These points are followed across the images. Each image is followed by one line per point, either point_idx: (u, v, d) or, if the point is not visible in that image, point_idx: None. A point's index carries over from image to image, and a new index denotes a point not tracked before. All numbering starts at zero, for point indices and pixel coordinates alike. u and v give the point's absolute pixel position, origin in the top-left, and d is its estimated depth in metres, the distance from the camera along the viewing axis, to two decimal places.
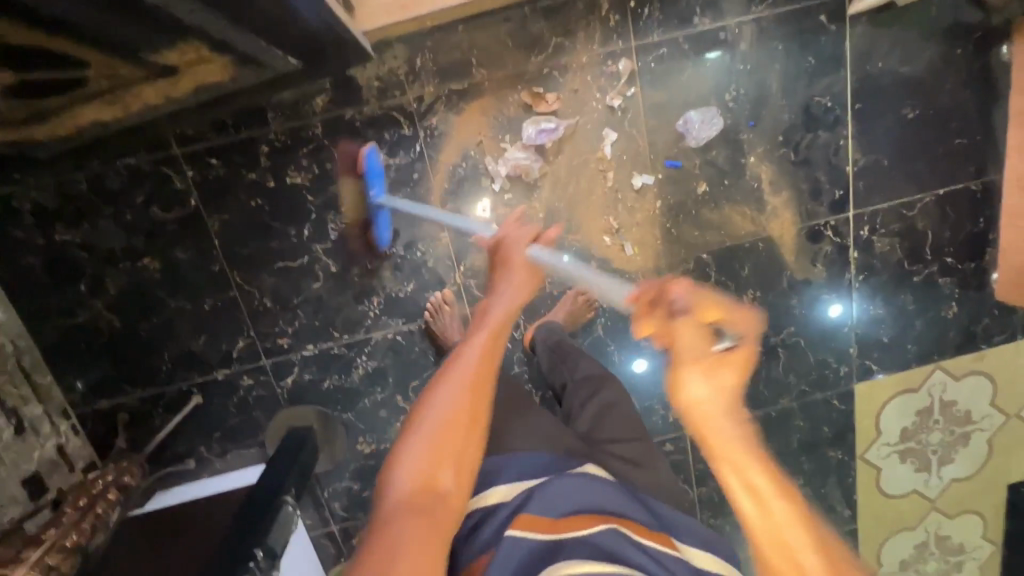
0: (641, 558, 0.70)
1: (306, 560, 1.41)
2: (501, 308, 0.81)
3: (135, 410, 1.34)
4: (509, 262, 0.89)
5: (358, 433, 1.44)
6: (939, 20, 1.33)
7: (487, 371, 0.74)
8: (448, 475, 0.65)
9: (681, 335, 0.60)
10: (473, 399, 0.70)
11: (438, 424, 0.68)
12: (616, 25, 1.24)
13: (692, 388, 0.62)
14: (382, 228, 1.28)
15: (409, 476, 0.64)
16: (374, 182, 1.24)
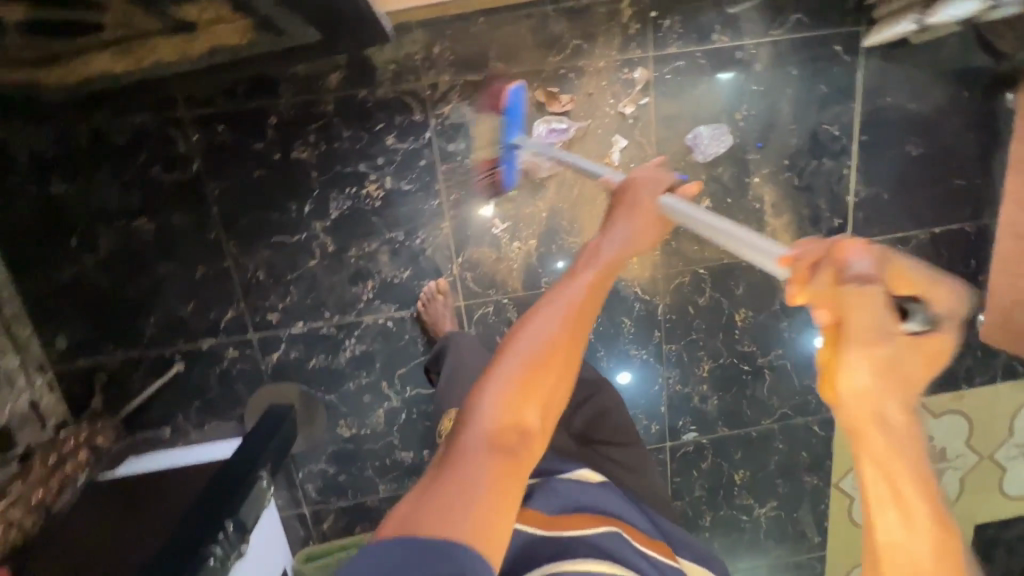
0: (643, 566, 0.74)
1: (273, 541, 1.38)
2: (615, 255, 0.76)
3: (114, 372, 1.32)
4: (634, 204, 0.84)
5: (340, 416, 1.43)
6: (950, 62, 1.36)
7: (589, 315, 0.67)
8: (536, 419, 0.58)
9: (867, 308, 0.46)
10: (570, 342, 0.63)
11: (531, 360, 0.61)
12: (636, 33, 1.25)
13: (861, 382, 0.47)
14: (509, 171, 1.28)
15: (496, 409, 0.57)
16: (512, 121, 1.24)
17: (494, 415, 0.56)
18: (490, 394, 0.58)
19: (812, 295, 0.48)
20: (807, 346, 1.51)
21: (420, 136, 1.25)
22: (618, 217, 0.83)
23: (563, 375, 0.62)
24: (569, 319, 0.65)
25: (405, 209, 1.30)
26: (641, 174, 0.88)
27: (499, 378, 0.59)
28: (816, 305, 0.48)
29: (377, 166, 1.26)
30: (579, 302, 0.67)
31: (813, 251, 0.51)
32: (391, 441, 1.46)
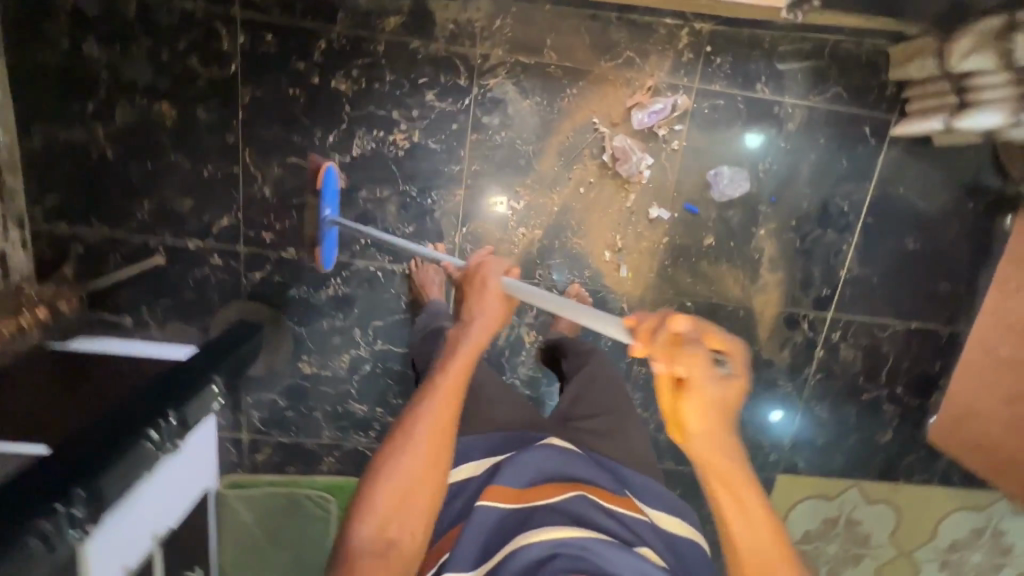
0: (607, 524, 0.78)
1: (206, 458, 1.33)
2: (473, 344, 0.83)
3: (93, 246, 1.29)
4: (484, 289, 0.89)
5: (305, 351, 1.41)
6: (962, 173, 1.43)
7: (450, 415, 0.78)
8: (399, 524, 0.73)
9: (692, 364, 0.61)
10: (429, 451, 0.76)
11: (392, 477, 0.74)
12: (687, 61, 1.29)
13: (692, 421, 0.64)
14: (325, 249, 1.25)
15: (365, 528, 0.72)
16: (327, 201, 1.24)
17: (365, 537, 0.72)
18: (360, 515, 0.73)
19: (656, 351, 0.63)
20: (768, 403, 1.56)
21: (460, 100, 1.27)
22: (471, 302, 0.89)
23: (429, 478, 0.75)
24: (428, 426, 0.76)
25: (425, 166, 1.31)
26: (484, 259, 0.95)
27: (369, 500, 0.73)
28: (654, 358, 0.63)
29: (410, 117, 1.27)
30: (437, 408, 0.77)
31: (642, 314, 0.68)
32: (347, 389, 1.45)
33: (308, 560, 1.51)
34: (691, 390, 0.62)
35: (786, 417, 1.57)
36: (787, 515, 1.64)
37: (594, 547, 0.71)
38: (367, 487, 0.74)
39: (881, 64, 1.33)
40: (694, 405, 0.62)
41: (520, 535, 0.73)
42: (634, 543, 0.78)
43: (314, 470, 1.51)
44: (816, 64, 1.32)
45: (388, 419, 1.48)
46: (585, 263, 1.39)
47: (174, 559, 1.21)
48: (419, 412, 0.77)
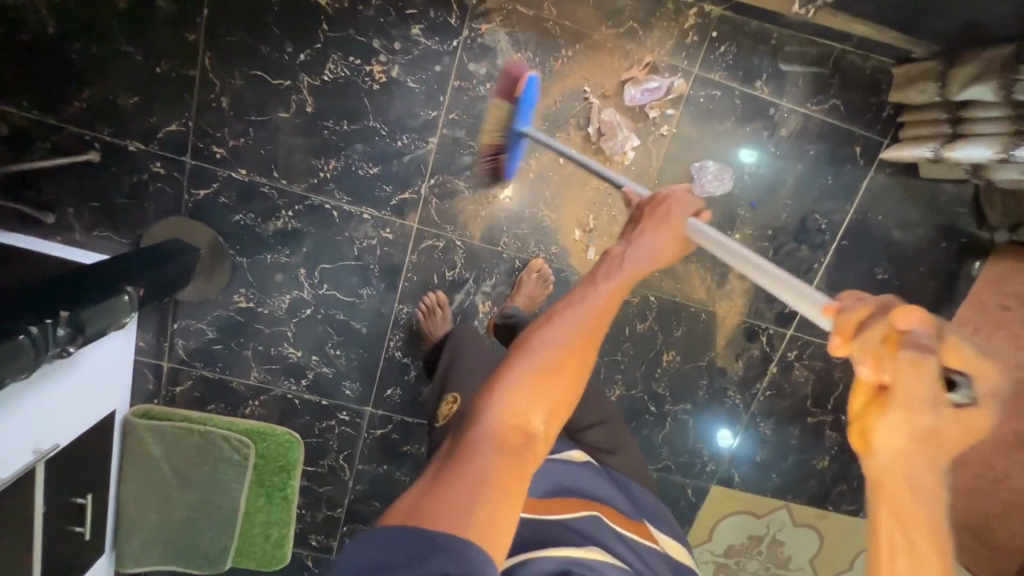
0: (623, 550, 0.68)
1: (118, 383, 1.28)
2: (639, 270, 0.72)
3: (21, 129, 1.17)
4: (657, 220, 0.77)
5: (242, 284, 1.32)
6: (941, 210, 1.42)
7: (601, 330, 0.66)
8: (540, 419, 0.58)
9: (913, 374, 0.44)
10: (581, 354, 0.63)
11: (542, 366, 0.61)
12: (691, 44, 1.23)
13: (887, 439, 0.46)
14: (512, 160, 1.19)
15: (503, 412, 0.57)
16: (523, 109, 1.13)
17: (501, 416, 0.56)
18: (500, 395, 0.58)
19: (859, 350, 0.47)
20: (715, 412, 1.53)
21: (448, 41, 1.19)
22: (645, 228, 0.77)
23: (569, 388, 0.61)
24: (580, 332, 0.64)
25: (399, 105, 1.22)
26: (672, 191, 0.81)
27: (509, 382, 0.59)
28: (858, 360, 0.47)
29: (392, 49, 1.18)
30: (593, 318, 0.66)
31: (868, 307, 0.50)
32: (284, 331, 1.36)
33: (217, 503, 1.42)
34: (898, 402, 0.45)
35: (731, 428, 1.55)
36: (714, 526, 1.63)
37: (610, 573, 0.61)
38: (508, 371, 0.60)
39: (883, 84, 1.30)
40: (897, 426, 0.45)
41: (531, 548, 0.61)
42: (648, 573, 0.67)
43: (237, 411, 1.42)
44: (819, 72, 1.28)
45: (323, 369, 1.40)
46: (554, 238, 1.34)
47: (61, 482, 1.11)
48: (572, 316, 0.65)
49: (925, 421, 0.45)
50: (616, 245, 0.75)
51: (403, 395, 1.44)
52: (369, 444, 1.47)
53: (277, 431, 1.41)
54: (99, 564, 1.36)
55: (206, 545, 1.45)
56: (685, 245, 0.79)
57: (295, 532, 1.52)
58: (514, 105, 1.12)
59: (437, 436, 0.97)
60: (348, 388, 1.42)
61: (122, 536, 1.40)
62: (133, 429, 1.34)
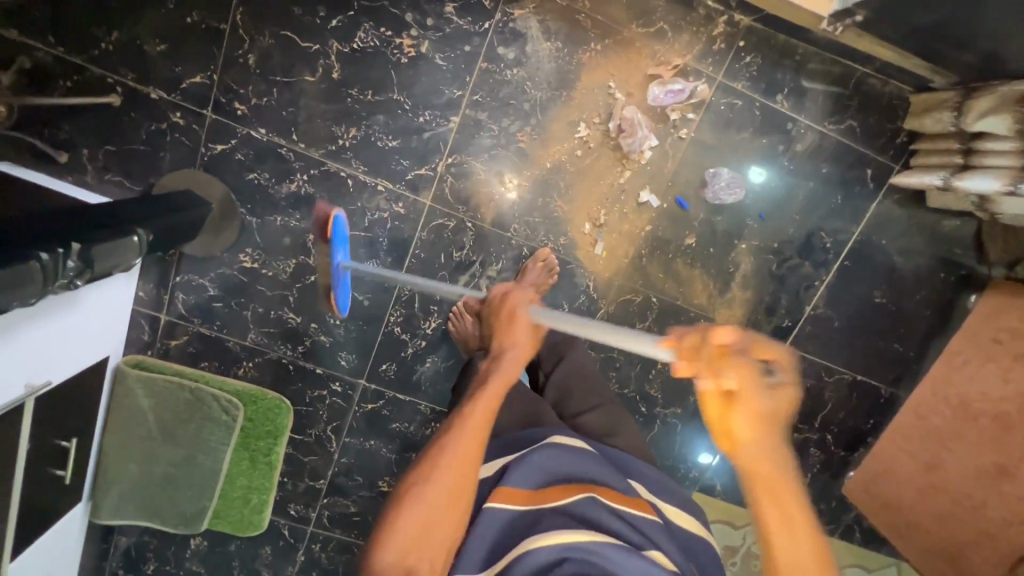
0: (621, 527, 0.68)
1: (112, 333, 1.27)
2: (499, 380, 0.72)
3: (44, 65, 1.16)
4: (512, 327, 0.76)
5: (249, 244, 1.31)
6: (945, 240, 1.44)
7: (476, 446, 0.69)
8: (425, 559, 0.64)
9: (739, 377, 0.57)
10: (457, 483, 0.67)
11: (421, 509, 0.65)
12: (717, 51, 1.26)
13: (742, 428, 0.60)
14: (342, 295, 1.21)
15: (389, 560, 0.63)
16: (336, 249, 1.16)
17: (383, 557, 0.64)
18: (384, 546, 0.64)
19: (703, 375, 0.59)
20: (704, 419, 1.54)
21: (480, 22, 1.20)
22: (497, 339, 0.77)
23: (452, 512, 0.66)
24: (452, 457, 0.68)
25: (425, 81, 1.23)
26: (511, 290, 0.81)
27: (388, 527, 0.65)
28: (703, 376, 0.59)
29: (423, 25, 1.20)
30: (465, 447, 0.69)
31: (696, 333, 0.61)
32: (285, 296, 1.36)
33: (200, 463, 1.42)
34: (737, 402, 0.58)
35: None
36: None
37: (606, 554, 0.62)
38: (387, 516, 0.66)
39: (899, 111, 1.33)
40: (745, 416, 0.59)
41: (521, 540, 0.65)
42: (648, 547, 0.67)
43: (229, 371, 1.42)
44: (839, 92, 1.30)
45: (320, 337, 1.40)
46: (563, 229, 1.34)
47: (50, 418, 1.11)
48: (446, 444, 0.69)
49: (762, 402, 0.58)
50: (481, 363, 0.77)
51: (398, 370, 1.44)
52: (358, 417, 1.47)
53: (268, 397, 1.40)
54: (74, 513, 1.34)
55: (185, 504, 1.44)
56: (539, 333, 0.78)
57: (275, 499, 1.51)
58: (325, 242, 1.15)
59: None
60: (343, 359, 1.42)
61: (101, 487, 1.39)
62: (124, 378, 1.33)
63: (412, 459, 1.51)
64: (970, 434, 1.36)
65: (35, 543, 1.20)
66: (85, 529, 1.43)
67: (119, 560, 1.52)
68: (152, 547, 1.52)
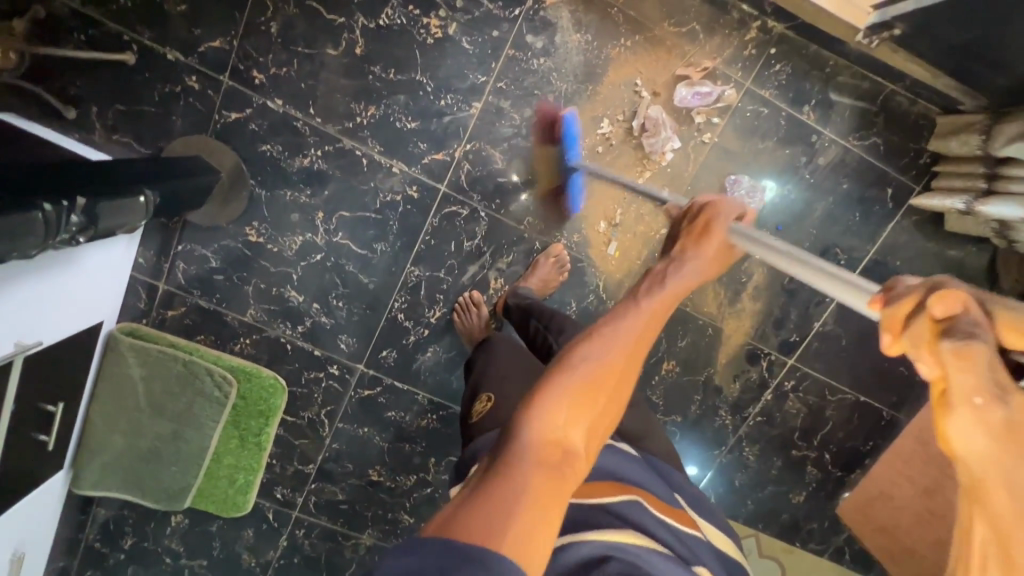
0: (667, 537, 0.65)
1: (107, 297, 1.24)
2: (679, 287, 0.68)
3: (60, 16, 1.13)
4: (702, 232, 0.71)
5: (256, 217, 1.28)
6: (960, 266, 1.41)
7: (644, 346, 0.63)
8: (581, 434, 0.55)
9: (973, 369, 0.38)
10: (622, 367, 0.61)
11: (585, 380, 0.58)
12: (748, 57, 1.24)
13: (973, 444, 0.38)
14: (574, 194, 1.31)
15: (544, 422, 0.54)
16: (569, 146, 1.27)
17: (541, 427, 0.54)
18: (537, 409, 0.55)
19: (908, 346, 0.42)
20: (704, 430, 1.51)
21: (511, 9, 1.19)
22: (684, 246, 0.71)
23: (615, 394, 0.60)
24: (622, 350, 0.62)
25: (450, 63, 1.21)
26: (716, 199, 0.74)
27: (549, 398, 0.56)
28: (916, 357, 0.41)
29: (452, 6, 1.18)
30: (633, 335, 0.63)
31: (915, 292, 0.43)
32: (289, 273, 1.33)
33: (188, 438, 1.38)
34: (962, 400, 0.38)
35: (715, 448, 1.52)
36: None
37: (650, 558, 0.59)
38: (547, 387, 0.57)
39: (924, 132, 1.31)
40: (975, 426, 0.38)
41: (565, 532, 0.61)
42: (693, 560, 0.65)
43: (225, 347, 1.37)
44: (866, 108, 1.29)
45: (321, 318, 1.36)
46: (577, 226, 1.32)
47: (37, 377, 1.06)
48: (615, 333, 0.63)
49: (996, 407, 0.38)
50: (658, 263, 0.71)
51: (398, 357, 1.41)
52: (353, 402, 1.43)
53: (263, 374, 1.37)
54: (54, 480, 1.29)
55: (168, 479, 1.40)
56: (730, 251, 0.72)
57: (261, 481, 1.47)
58: (557, 143, 1.28)
59: (466, 433, 0.93)
60: (343, 342, 1.39)
61: (84, 456, 1.34)
62: (117, 345, 1.30)
63: (405, 450, 1.48)
64: None
65: (10, 510, 1.14)
66: (64, 498, 1.39)
67: (96, 533, 1.48)
68: (131, 522, 1.48)
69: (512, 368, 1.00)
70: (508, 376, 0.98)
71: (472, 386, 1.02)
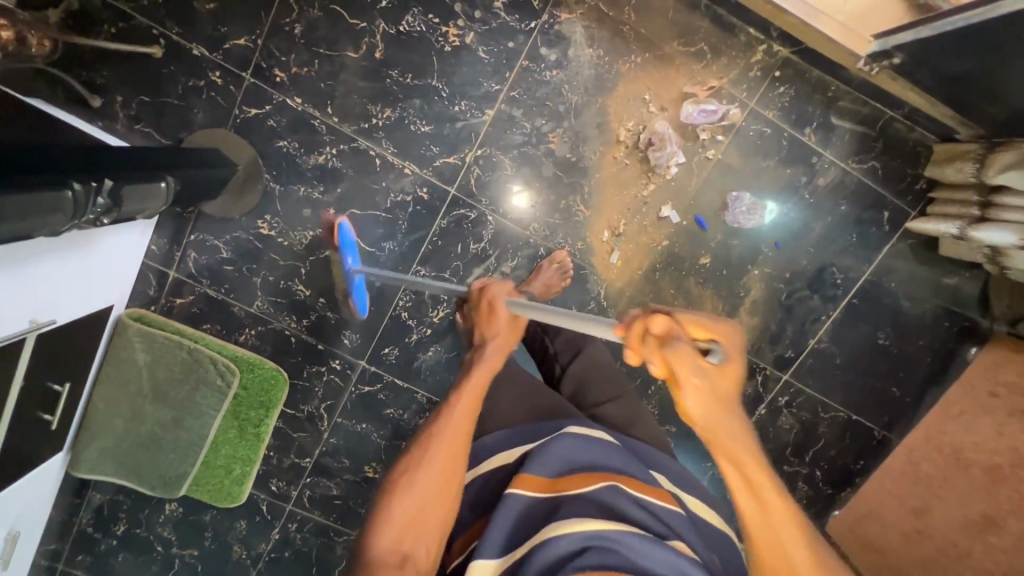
0: (643, 518, 0.67)
1: (119, 282, 1.27)
2: (483, 371, 0.81)
3: (93, 9, 1.17)
4: (494, 319, 0.86)
5: (268, 211, 1.31)
6: (952, 290, 1.44)
7: (466, 435, 0.75)
8: (416, 538, 0.69)
9: (684, 363, 0.55)
10: (445, 462, 0.73)
11: (414, 490, 0.71)
12: (753, 78, 1.29)
13: (701, 415, 0.57)
14: (359, 296, 1.31)
15: (383, 539, 0.69)
16: (346, 253, 1.28)
17: (384, 542, 0.69)
18: (376, 528, 0.70)
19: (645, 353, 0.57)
20: (696, 441, 1.53)
21: (527, 21, 1.24)
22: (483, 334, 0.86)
23: (447, 488, 0.72)
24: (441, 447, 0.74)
25: (465, 71, 1.25)
26: (489, 284, 0.90)
27: (381, 516, 0.70)
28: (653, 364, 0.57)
29: (471, 16, 1.23)
30: (450, 431, 0.75)
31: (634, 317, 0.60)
32: (297, 267, 1.35)
33: (188, 426, 1.39)
34: (684, 385, 0.56)
35: (708, 460, 1.54)
36: None
37: (626, 541, 0.61)
38: (383, 506, 0.71)
39: (921, 157, 1.35)
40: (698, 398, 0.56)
41: (544, 527, 0.64)
42: (671, 537, 0.67)
43: (231, 337, 1.40)
44: (865, 133, 1.33)
45: (326, 313, 1.39)
46: (581, 234, 1.35)
47: (46, 357, 1.07)
48: (434, 434, 0.75)
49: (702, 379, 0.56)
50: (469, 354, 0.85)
51: (399, 355, 1.43)
52: (353, 398, 1.45)
53: (266, 366, 1.39)
54: (54, 461, 1.31)
55: (165, 466, 1.41)
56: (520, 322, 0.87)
57: (257, 472, 1.48)
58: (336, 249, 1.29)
59: None
60: (347, 338, 1.41)
61: (84, 439, 1.36)
62: (124, 330, 1.32)
63: (400, 447, 1.49)
64: (963, 484, 1.33)
65: (10, 488, 1.16)
66: (59, 481, 1.40)
67: (90, 518, 1.49)
68: (125, 508, 1.49)
69: None
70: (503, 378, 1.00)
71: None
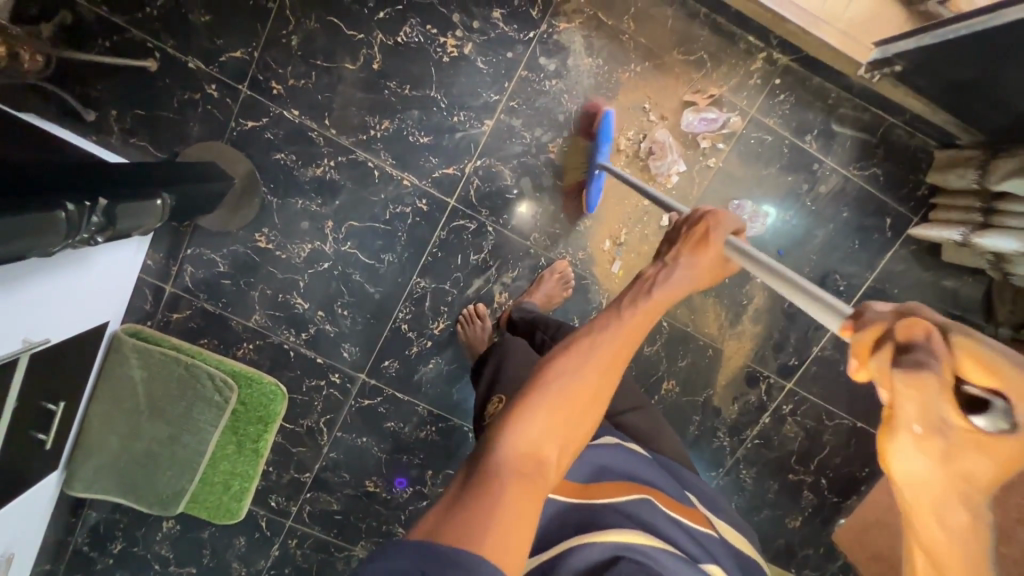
0: (676, 534, 0.66)
1: (115, 298, 1.25)
2: (665, 296, 0.67)
3: (85, 22, 1.16)
4: (697, 243, 0.70)
5: (266, 224, 1.30)
6: (956, 295, 1.44)
7: (626, 358, 0.62)
8: (556, 446, 0.55)
9: (923, 397, 0.40)
10: (601, 380, 0.60)
11: (564, 394, 0.58)
12: (753, 86, 1.28)
13: (915, 473, 0.42)
14: (592, 194, 1.29)
15: (520, 435, 0.54)
16: (602, 145, 1.24)
17: (518, 440, 0.54)
18: (515, 421, 0.55)
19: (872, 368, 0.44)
20: (700, 451, 1.51)
21: (525, 31, 1.23)
22: (681, 250, 0.70)
23: (595, 405, 0.59)
24: (604, 356, 0.61)
25: (464, 82, 1.25)
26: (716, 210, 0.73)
27: (522, 407, 0.56)
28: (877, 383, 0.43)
29: (469, 27, 1.22)
30: (614, 344, 0.62)
31: (885, 320, 0.46)
32: (295, 280, 1.34)
33: (185, 442, 1.37)
34: (906, 426, 0.41)
35: (712, 469, 1.52)
36: None
37: (659, 558, 0.60)
38: (521, 400, 0.57)
39: (922, 164, 1.35)
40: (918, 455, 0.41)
41: (575, 532, 0.61)
42: (703, 558, 0.66)
43: (228, 352, 1.38)
44: (866, 139, 1.33)
45: (326, 326, 1.37)
46: (583, 244, 1.35)
47: (40, 375, 1.05)
48: (595, 341, 0.62)
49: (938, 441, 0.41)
50: (648, 270, 0.70)
51: (400, 368, 1.41)
52: (353, 412, 1.43)
53: (264, 381, 1.37)
54: (48, 481, 1.28)
55: (162, 484, 1.38)
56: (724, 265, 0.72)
57: (257, 489, 1.46)
58: (592, 138, 1.25)
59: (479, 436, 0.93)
60: (346, 351, 1.39)
61: (79, 458, 1.33)
62: (119, 346, 1.30)
63: (402, 461, 1.47)
64: None
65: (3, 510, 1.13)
66: (54, 500, 1.37)
67: (85, 537, 1.46)
68: (122, 526, 1.46)
69: (521, 365, 1.01)
70: (516, 371, 0.99)
71: (486, 388, 1.01)
